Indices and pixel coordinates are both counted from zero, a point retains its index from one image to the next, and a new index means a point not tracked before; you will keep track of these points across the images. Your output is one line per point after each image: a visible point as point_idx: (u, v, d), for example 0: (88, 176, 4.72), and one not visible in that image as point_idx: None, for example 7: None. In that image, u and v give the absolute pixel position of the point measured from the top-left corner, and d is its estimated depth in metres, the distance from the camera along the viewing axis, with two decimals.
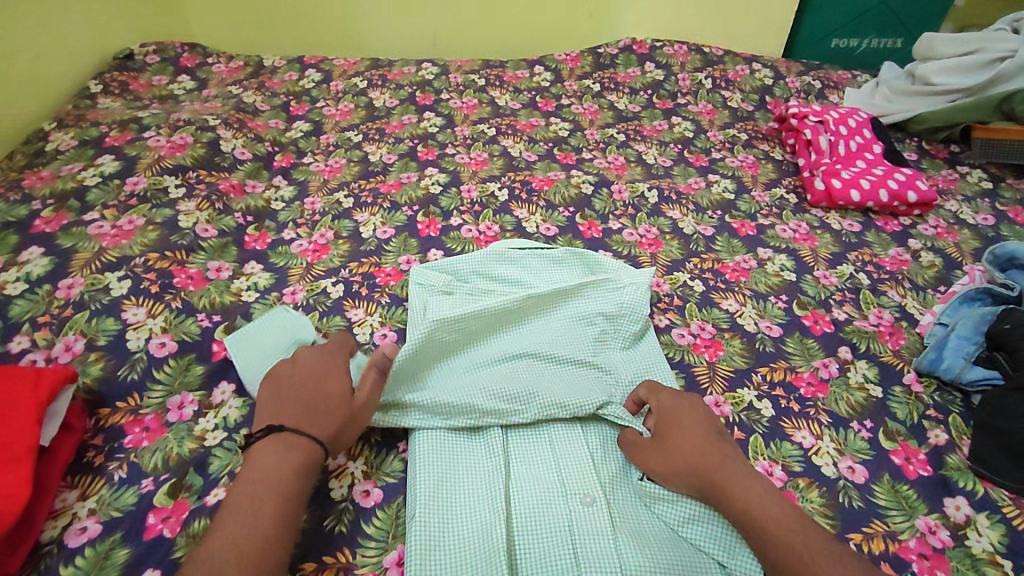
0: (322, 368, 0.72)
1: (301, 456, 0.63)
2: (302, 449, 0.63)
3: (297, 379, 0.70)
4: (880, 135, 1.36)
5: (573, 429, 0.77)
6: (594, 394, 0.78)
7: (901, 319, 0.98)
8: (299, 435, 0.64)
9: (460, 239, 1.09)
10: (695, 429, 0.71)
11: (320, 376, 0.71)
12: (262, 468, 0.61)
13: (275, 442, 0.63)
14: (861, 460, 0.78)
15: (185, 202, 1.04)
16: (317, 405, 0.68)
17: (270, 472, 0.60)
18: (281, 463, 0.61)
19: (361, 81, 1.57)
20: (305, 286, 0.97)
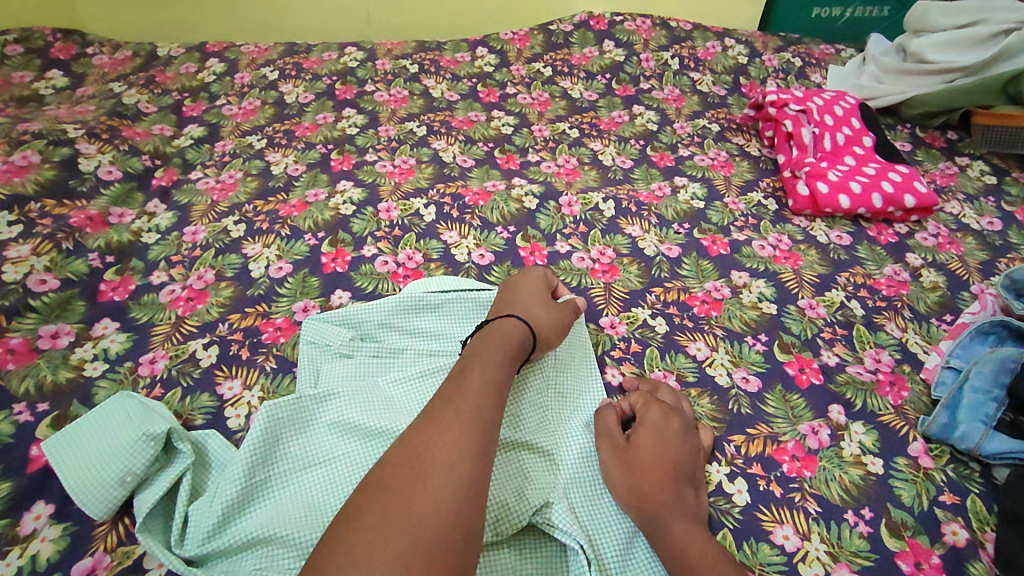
0: (533, 282, 0.79)
1: (509, 332, 0.67)
2: (511, 325, 0.68)
3: (506, 289, 0.78)
4: (870, 123, 1.18)
5: (498, 563, 0.60)
6: (526, 497, 0.63)
7: (902, 362, 0.82)
8: (507, 317, 0.70)
9: (373, 275, 0.89)
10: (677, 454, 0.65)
11: (524, 287, 0.77)
12: (477, 344, 0.65)
13: (491, 322, 0.69)
14: (860, 568, 0.62)
15: (18, 246, 0.83)
16: (519, 301, 0.75)
17: (483, 352, 0.63)
18: (492, 335, 0.66)
19: (272, 72, 1.34)
20: (169, 351, 0.77)
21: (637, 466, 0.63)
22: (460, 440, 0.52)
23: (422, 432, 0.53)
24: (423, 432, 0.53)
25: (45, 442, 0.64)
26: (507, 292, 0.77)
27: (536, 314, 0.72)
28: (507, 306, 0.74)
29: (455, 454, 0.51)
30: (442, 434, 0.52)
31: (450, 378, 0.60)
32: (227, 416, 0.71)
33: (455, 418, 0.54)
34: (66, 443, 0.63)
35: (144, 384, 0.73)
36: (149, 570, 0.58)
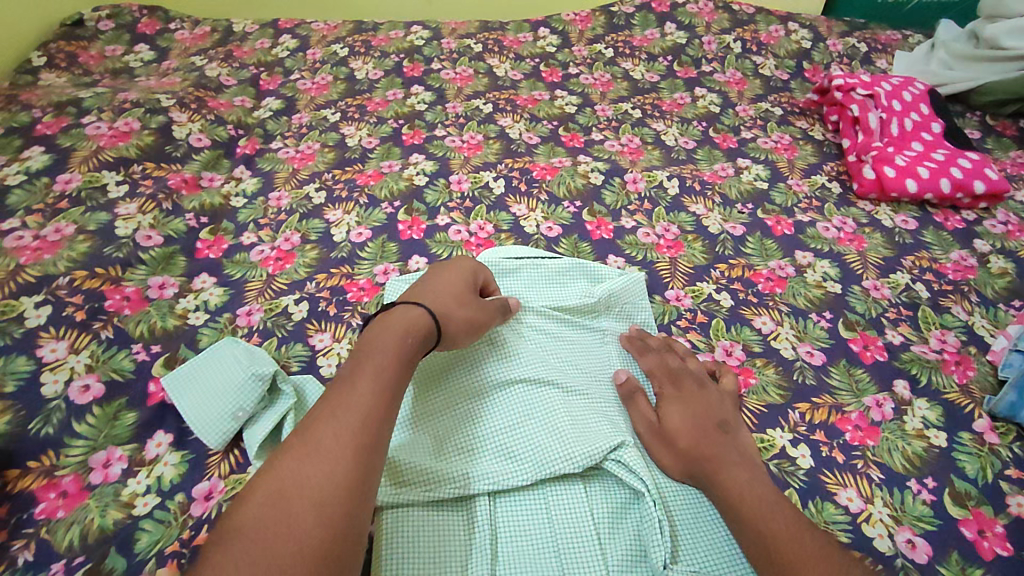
0: (461, 274, 0.70)
1: (415, 329, 0.60)
2: (420, 317, 0.62)
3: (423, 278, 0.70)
4: (939, 110, 1.17)
5: (578, 494, 0.64)
6: (602, 436, 0.66)
7: (969, 344, 0.83)
8: (420, 306, 0.63)
9: (447, 243, 0.94)
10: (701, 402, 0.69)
11: (448, 273, 0.70)
12: (378, 337, 0.59)
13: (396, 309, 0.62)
14: (923, 532, 0.64)
15: (125, 204, 0.90)
16: (435, 289, 0.67)
17: (375, 343, 0.57)
18: (398, 322, 0.60)
19: (342, 48, 1.39)
20: (264, 305, 0.83)
21: (664, 417, 0.68)
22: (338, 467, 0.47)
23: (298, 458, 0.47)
24: (295, 459, 0.47)
25: (165, 379, 0.71)
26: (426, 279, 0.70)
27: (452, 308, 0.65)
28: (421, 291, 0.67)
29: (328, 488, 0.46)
30: (315, 464, 0.47)
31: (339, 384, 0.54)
32: (320, 364, 0.76)
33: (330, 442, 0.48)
34: (184, 381, 0.70)
35: (242, 333, 0.79)
36: None
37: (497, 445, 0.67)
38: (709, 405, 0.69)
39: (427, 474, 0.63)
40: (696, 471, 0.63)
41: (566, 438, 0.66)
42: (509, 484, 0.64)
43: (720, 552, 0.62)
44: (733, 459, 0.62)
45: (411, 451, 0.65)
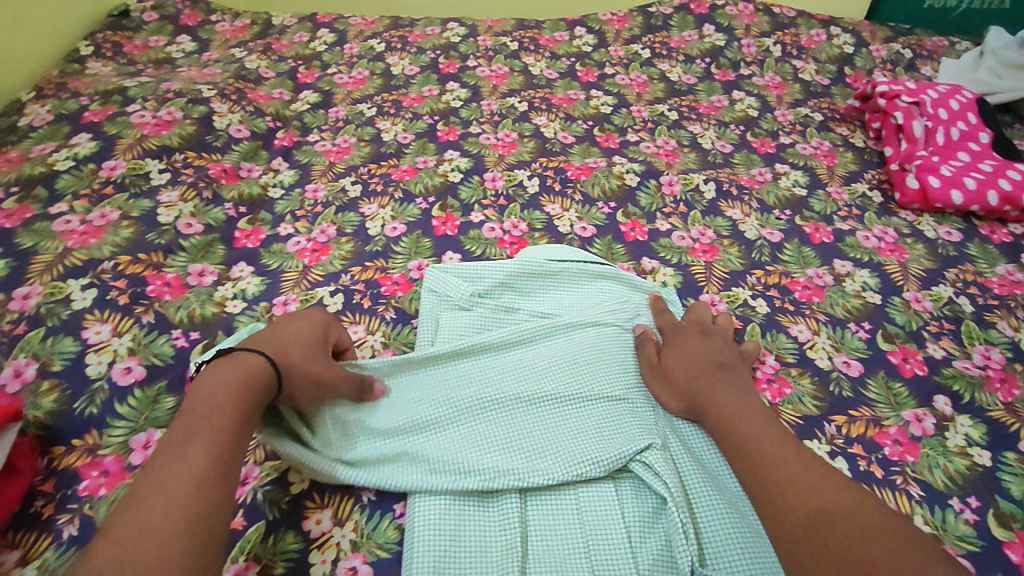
0: (308, 325, 0.66)
1: (250, 387, 0.57)
2: (257, 369, 0.58)
3: (274, 322, 0.67)
4: (988, 119, 1.13)
5: (609, 492, 0.64)
6: (629, 434, 0.66)
7: (1015, 361, 0.80)
8: (253, 354, 0.59)
9: (481, 240, 0.94)
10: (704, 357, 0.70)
11: (287, 318, 0.67)
12: (205, 394, 0.55)
13: (230, 360, 0.58)
14: (965, 552, 0.62)
15: (167, 191, 0.91)
16: (270, 336, 0.64)
17: (201, 403, 0.54)
18: (230, 381, 0.56)
19: (379, 44, 1.39)
20: (300, 296, 0.84)
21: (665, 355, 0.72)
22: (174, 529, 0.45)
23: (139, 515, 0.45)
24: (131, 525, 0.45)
25: (192, 358, 0.73)
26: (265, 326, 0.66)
27: (295, 355, 0.62)
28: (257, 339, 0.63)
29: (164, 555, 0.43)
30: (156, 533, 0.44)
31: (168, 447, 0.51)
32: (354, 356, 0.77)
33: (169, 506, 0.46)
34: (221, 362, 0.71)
35: None
36: (295, 483, 0.65)
37: (531, 439, 0.67)
38: (706, 344, 0.72)
39: (450, 465, 0.64)
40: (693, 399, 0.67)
41: (599, 438, 0.67)
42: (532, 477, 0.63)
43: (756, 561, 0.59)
44: (747, 416, 0.62)
45: (434, 441, 0.66)
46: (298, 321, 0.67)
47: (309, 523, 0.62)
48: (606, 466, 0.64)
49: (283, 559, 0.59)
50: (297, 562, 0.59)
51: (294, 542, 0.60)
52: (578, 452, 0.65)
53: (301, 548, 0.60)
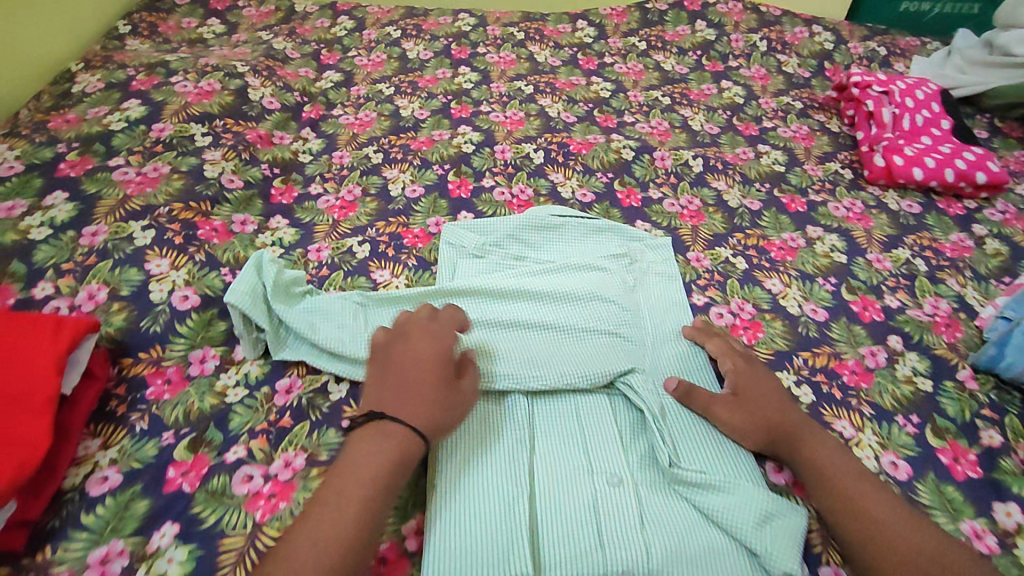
0: (433, 365, 0.68)
1: (396, 462, 0.60)
2: (405, 444, 0.61)
3: (396, 360, 0.68)
4: (949, 109, 1.25)
5: (601, 405, 0.75)
6: (620, 360, 0.78)
7: (960, 311, 0.92)
8: (399, 425, 0.62)
9: (492, 202, 1.04)
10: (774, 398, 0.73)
11: (424, 363, 0.68)
12: (356, 464, 0.59)
13: (377, 430, 0.62)
14: (905, 456, 0.74)
15: (211, 151, 1.00)
16: (411, 391, 0.65)
17: (351, 467, 0.59)
18: (382, 458, 0.59)
19: (395, 30, 1.49)
20: (331, 245, 0.94)
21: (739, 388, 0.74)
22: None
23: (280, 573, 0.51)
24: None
25: (228, 295, 0.75)
26: (398, 364, 0.68)
27: (436, 415, 0.64)
28: (398, 393, 0.65)
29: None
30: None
31: (322, 506, 0.56)
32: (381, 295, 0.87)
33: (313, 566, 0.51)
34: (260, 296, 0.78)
35: (313, 266, 0.90)
36: (334, 393, 0.75)
37: (532, 357, 0.77)
38: (772, 385, 0.75)
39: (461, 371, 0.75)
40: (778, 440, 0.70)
41: (592, 358, 0.78)
42: (531, 385, 0.75)
43: (729, 461, 0.70)
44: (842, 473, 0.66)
45: None
46: (427, 363, 0.68)
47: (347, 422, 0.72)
48: (597, 380, 0.75)
49: (326, 449, 0.70)
50: (338, 451, 0.69)
51: (334, 438, 0.71)
52: (572, 367, 0.76)
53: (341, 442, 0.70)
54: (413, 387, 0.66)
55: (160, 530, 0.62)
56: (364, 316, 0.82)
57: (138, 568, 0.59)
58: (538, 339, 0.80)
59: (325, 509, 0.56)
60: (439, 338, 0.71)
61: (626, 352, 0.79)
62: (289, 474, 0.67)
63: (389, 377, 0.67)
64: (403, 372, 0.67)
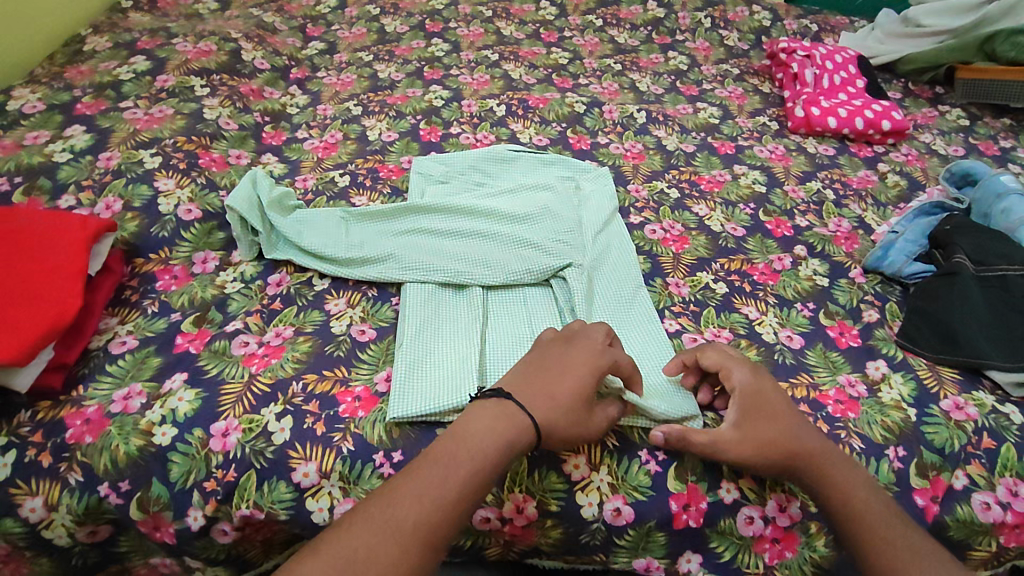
0: (576, 371, 0.67)
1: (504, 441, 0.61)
2: (518, 434, 0.62)
3: (551, 357, 0.69)
4: (865, 71, 1.42)
5: (545, 293, 0.88)
6: (561, 255, 0.91)
7: (859, 228, 1.07)
8: (523, 420, 0.63)
9: (458, 145, 1.19)
10: (788, 416, 0.68)
11: (562, 365, 0.68)
12: (473, 433, 0.61)
13: (503, 410, 0.63)
14: (800, 331, 0.87)
15: (209, 99, 1.13)
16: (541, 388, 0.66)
17: (472, 437, 0.61)
18: (496, 433, 0.61)
19: (374, 8, 1.63)
20: (316, 176, 1.07)
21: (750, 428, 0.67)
22: (400, 549, 0.54)
23: (364, 529, 0.55)
24: (366, 534, 0.55)
25: (228, 200, 0.87)
26: (542, 362, 0.68)
27: (558, 419, 0.64)
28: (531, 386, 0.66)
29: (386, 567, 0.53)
30: (385, 549, 0.54)
31: (432, 465, 0.59)
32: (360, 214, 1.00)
33: (407, 528, 0.55)
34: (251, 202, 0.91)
35: (300, 192, 1.03)
36: (317, 284, 0.87)
37: (486, 256, 0.90)
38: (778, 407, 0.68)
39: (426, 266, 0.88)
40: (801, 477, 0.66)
41: (538, 255, 0.91)
42: (486, 277, 0.88)
43: (647, 334, 0.83)
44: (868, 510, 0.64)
45: (415, 253, 0.90)
46: (572, 372, 0.67)
47: (329, 305, 0.84)
48: (542, 271, 0.88)
49: (310, 322, 0.81)
50: (321, 325, 0.81)
51: (318, 316, 0.83)
52: (521, 263, 0.89)
53: (323, 319, 0.82)
54: (549, 387, 0.66)
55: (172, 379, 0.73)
56: (346, 228, 0.95)
57: (154, 404, 0.70)
58: (493, 244, 0.93)
59: (433, 471, 0.59)
60: (590, 351, 0.69)
61: (568, 250, 0.93)
62: (279, 341, 0.78)
63: (536, 367, 0.68)
64: (549, 367, 0.67)
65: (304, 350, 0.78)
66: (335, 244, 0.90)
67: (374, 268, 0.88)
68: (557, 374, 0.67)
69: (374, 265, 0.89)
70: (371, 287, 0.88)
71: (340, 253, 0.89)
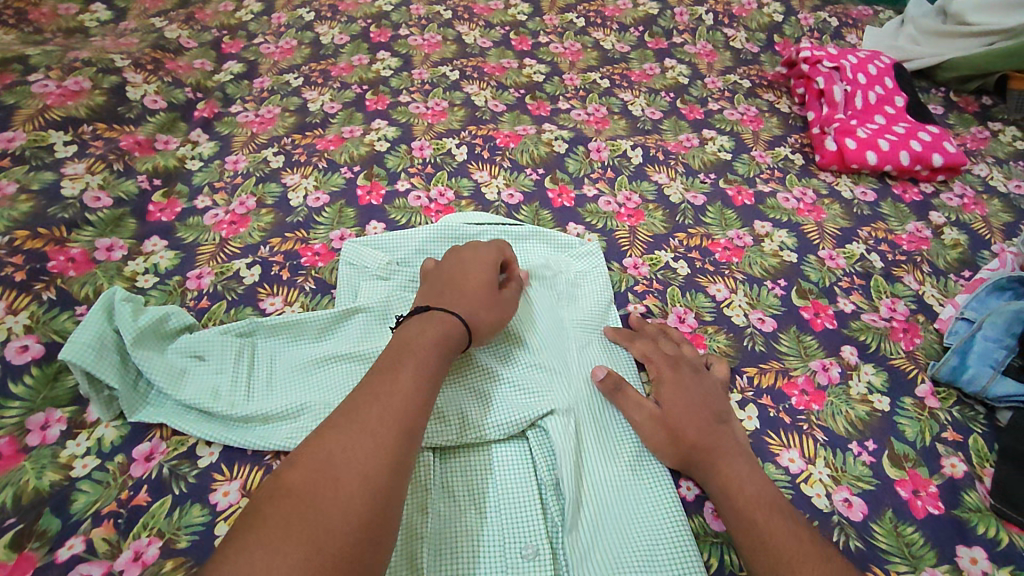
0: (479, 266, 0.68)
1: (444, 334, 0.59)
2: (452, 324, 0.60)
3: (451, 266, 0.69)
4: (903, 84, 1.17)
5: (519, 457, 0.65)
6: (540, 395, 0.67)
7: (917, 312, 0.84)
8: (449, 314, 0.61)
9: (406, 209, 0.93)
10: (696, 396, 0.67)
11: (471, 269, 0.68)
12: (410, 339, 0.58)
13: (423, 320, 0.60)
14: (860, 492, 0.66)
15: (73, 163, 0.87)
16: (466, 292, 0.65)
17: (414, 341, 0.57)
18: (427, 332, 0.58)
19: (308, 12, 1.33)
20: (215, 269, 0.81)
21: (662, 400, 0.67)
22: (382, 447, 0.48)
23: (339, 435, 0.47)
24: (341, 438, 0.47)
25: (63, 350, 0.62)
26: (443, 275, 0.68)
27: (481, 310, 0.64)
28: (450, 294, 0.64)
29: (372, 463, 0.46)
30: (363, 444, 0.47)
31: (379, 375, 0.54)
32: None
33: (380, 430, 0.48)
34: (101, 339, 0.64)
35: (191, 296, 0.77)
36: (202, 457, 0.63)
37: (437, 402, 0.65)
38: (703, 393, 0.68)
39: None
40: (692, 459, 0.63)
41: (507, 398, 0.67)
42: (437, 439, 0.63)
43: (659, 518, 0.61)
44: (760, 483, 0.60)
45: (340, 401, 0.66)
46: (474, 267, 0.68)
47: (215, 495, 0.60)
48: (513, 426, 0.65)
49: (186, 532, 0.57)
50: (201, 534, 0.57)
51: (198, 516, 0.58)
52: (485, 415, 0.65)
53: (206, 522, 0.58)
54: (460, 281, 0.66)
55: None
56: (250, 355, 0.69)
57: None
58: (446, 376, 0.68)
59: (386, 373, 0.54)
60: (478, 251, 0.71)
61: (548, 383, 0.69)
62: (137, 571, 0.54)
63: (436, 282, 0.68)
64: (450, 275, 0.67)
65: None
66: (223, 391, 0.65)
67: (280, 431, 0.64)
68: (463, 274, 0.67)
69: (280, 427, 0.64)
70: (277, 456, 0.63)
71: (237, 408, 0.64)
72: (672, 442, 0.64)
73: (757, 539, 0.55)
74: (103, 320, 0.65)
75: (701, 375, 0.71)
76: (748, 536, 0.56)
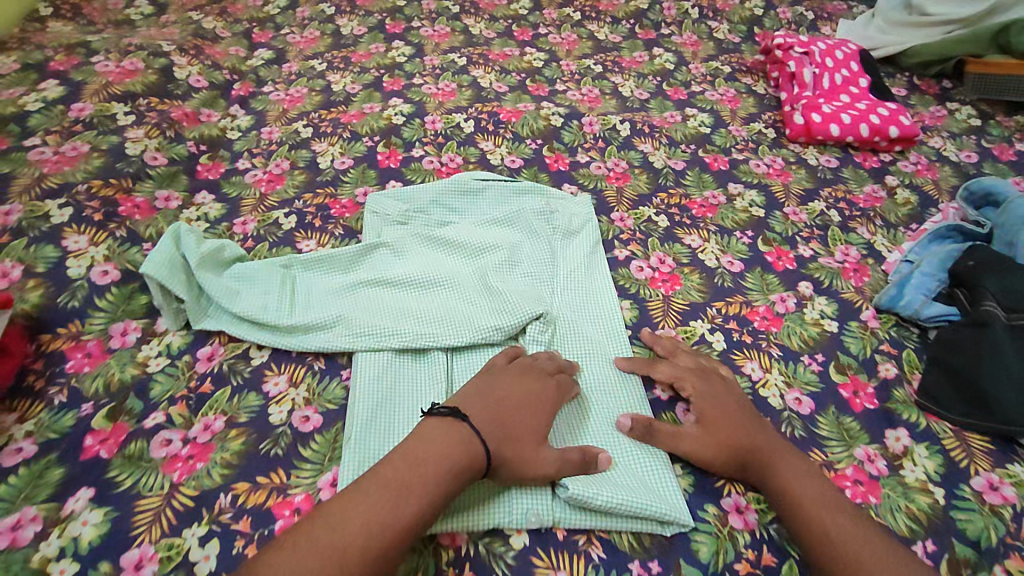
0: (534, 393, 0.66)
1: (461, 467, 0.58)
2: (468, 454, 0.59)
3: (513, 377, 0.68)
4: (868, 67, 1.30)
5: None
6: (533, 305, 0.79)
7: (868, 256, 0.96)
8: (473, 441, 0.60)
9: (420, 171, 1.06)
10: (733, 410, 0.70)
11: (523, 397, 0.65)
12: (429, 445, 0.59)
13: (452, 431, 0.60)
14: (809, 392, 0.78)
15: (133, 129, 1.00)
16: (506, 421, 0.63)
17: (427, 453, 0.58)
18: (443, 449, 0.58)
19: (329, 7, 1.47)
20: (257, 217, 0.94)
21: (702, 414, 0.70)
22: (440, 472, 0.57)
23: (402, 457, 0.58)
24: (401, 457, 0.58)
25: (144, 266, 0.75)
26: (497, 390, 0.65)
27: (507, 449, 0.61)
28: (494, 419, 0.62)
29: (428, 482, 0.56)
30: (418, 468, 0.57)
31: (430, 433, 0.60)
32: None
33: (433, 458, 0.58)
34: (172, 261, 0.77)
35: (238, 238, 0.90)
36: (255, 358, 0.75)
37: (448, 315, 0.78)
38: (735, 403, 0.71)
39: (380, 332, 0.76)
40: (745, 465, 0.67)
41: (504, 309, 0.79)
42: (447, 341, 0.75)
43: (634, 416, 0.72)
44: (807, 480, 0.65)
45: (368, 314, 0.78)
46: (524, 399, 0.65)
47: (268, 385, 0.73)
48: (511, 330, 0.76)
49: (246, 411, 0.70)
50: (258, 412, 0.70)
51: (255, 400, 0.71)
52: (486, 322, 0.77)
53: (261, 404, 0.71)
54: (511, 402, 0.64)
55: (76, 496, 0.61)
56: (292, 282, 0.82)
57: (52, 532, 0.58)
58: (455, 298, 0.81)
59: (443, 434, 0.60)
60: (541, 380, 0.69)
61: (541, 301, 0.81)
62: (208, 436, 0.67)
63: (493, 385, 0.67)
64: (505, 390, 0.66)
65: (235, 449, 0.66)
66: (271, 305, 0.78)
67: (318, 337, 0.76)
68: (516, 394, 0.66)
69: (318, 333, 0.76)
70: (317, 358, 0.76)
71: (282, 319, 0.77)
72: (727, 454, 0.67)
73: (815, 532, 0.60)
74: (172, 247, 0.78)
75: (727, 385, 0.74)
76: (805, 529, 0.61)
